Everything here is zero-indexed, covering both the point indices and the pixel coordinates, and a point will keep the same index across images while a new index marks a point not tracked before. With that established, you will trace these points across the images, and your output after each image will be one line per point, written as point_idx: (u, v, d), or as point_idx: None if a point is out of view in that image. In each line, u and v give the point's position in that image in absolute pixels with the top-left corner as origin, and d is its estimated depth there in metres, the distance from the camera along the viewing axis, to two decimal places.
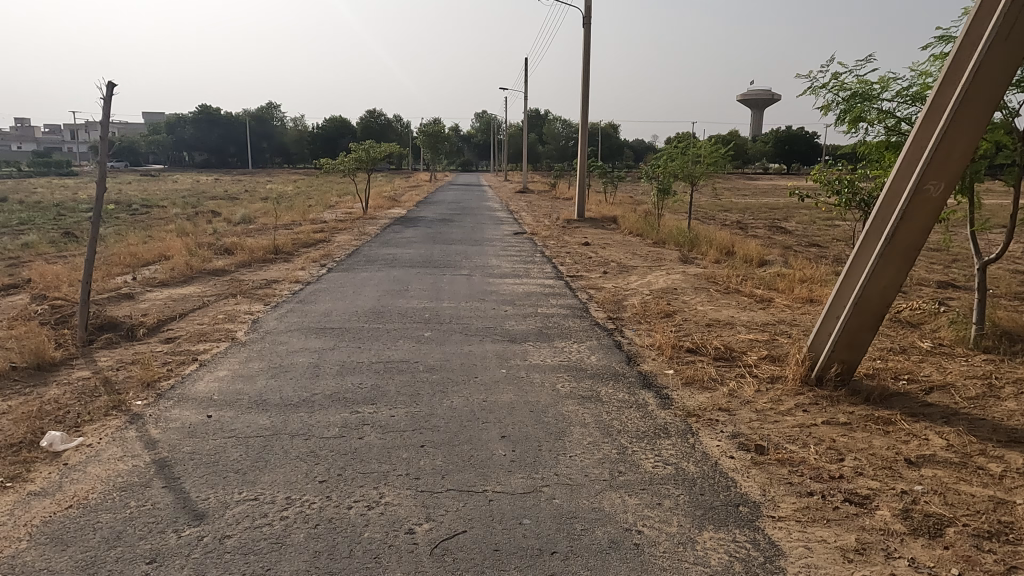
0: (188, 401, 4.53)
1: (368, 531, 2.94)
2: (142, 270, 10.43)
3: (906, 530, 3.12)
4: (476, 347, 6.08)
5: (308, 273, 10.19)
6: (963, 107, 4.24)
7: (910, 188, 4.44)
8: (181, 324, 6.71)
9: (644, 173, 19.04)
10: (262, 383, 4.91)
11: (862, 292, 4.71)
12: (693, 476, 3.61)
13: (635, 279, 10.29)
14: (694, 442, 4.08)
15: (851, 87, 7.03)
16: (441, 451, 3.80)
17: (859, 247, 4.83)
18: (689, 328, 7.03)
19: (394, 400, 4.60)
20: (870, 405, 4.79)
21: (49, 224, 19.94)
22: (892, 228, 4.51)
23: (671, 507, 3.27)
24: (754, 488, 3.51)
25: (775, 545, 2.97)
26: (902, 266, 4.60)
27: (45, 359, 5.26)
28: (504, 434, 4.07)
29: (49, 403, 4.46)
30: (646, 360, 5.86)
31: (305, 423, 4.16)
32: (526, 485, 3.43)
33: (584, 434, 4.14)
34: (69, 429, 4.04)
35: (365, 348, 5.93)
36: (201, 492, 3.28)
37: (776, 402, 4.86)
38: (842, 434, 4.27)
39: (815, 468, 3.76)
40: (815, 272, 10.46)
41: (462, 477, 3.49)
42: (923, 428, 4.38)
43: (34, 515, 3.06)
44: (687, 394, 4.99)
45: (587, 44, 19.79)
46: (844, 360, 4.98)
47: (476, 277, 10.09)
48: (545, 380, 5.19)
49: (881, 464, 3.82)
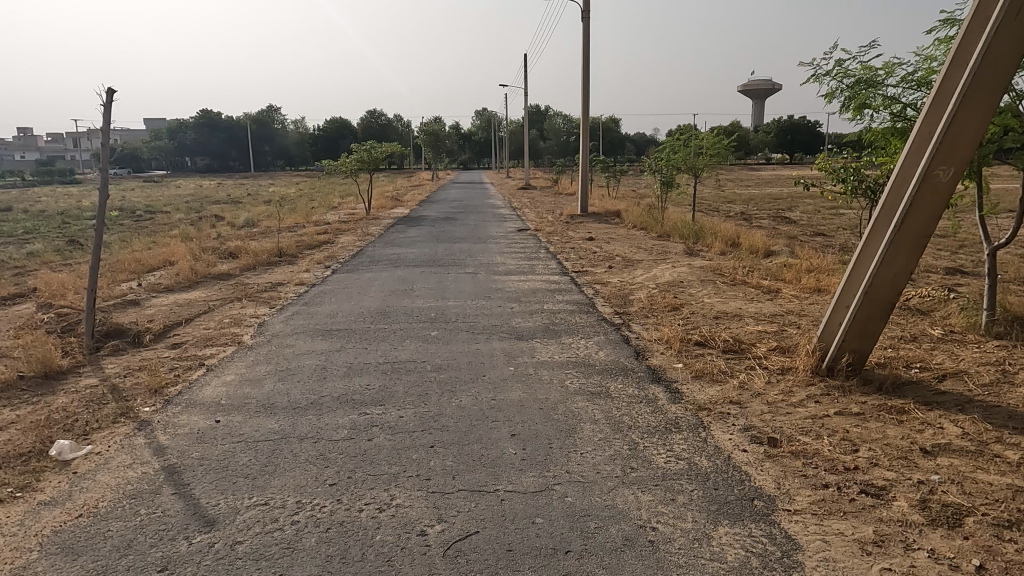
0: (196, 406, 4.52)
1: (379, 535, 2.91)
2: (147, 277, 10.43)
3: (925, 521, 3.07)
4: (483, 346, 6.04)
5: (313, 275, 10.19)
6: (972, 93, 4.16)
7: (919, 173, 4.36)
8: (186, 330, 6.70)
9: (647, 166, 19.01)
10: (270, 386, 4.89)
11: (872, 281, 4.66)
12: (706, 470, 3.58)
13: (641, 273, 10.25)
14: (705, 436, 4.04)
15: (854, 74, 6.93)
16: (450, 451, 3.77)
17: (869, 235, 4.75)
18: (697, 321, 6.97)
19: (402, 401, 4.58)
20: (882, 395, 4.75)
21: (54, 232, 20.03)
22: (902, 216, 4.44)
23: (685, 503, 3.23)
24: (768, 481, 3.47)
25: (792, 539, 2.92)
26: (912, 254, 4.55)
27: (52, 368, 5.24)
28: (514, 433, 4.04)
29: (57, 411, 4.45)
30: (653, 354, 5.81)
31: (314, 425, 4.15)
32: (537, 484, 3.39)
33: (595, 430, 4.11)
34: (77, 437, 4.02)
35: (372, 349, 5.93)
36: (210, 498, 3.25)
37: (787, 393, 4.81)
38: (855, 425, 4.22)
39: (829, 460, 3.72)
40: (823, 261, 10.40)
41: (473, 476, 3.46)
42: (937, 416, 4.33)
43: (44, 525, 3.05)
44: (697, 387, 4.96)
45: (586, 40, 19.79)
46: (855, 350, 4.93)
47: (481, 275, 10.03)
48: (555, 377, 5.14)
49: (896, 454, 3.78)
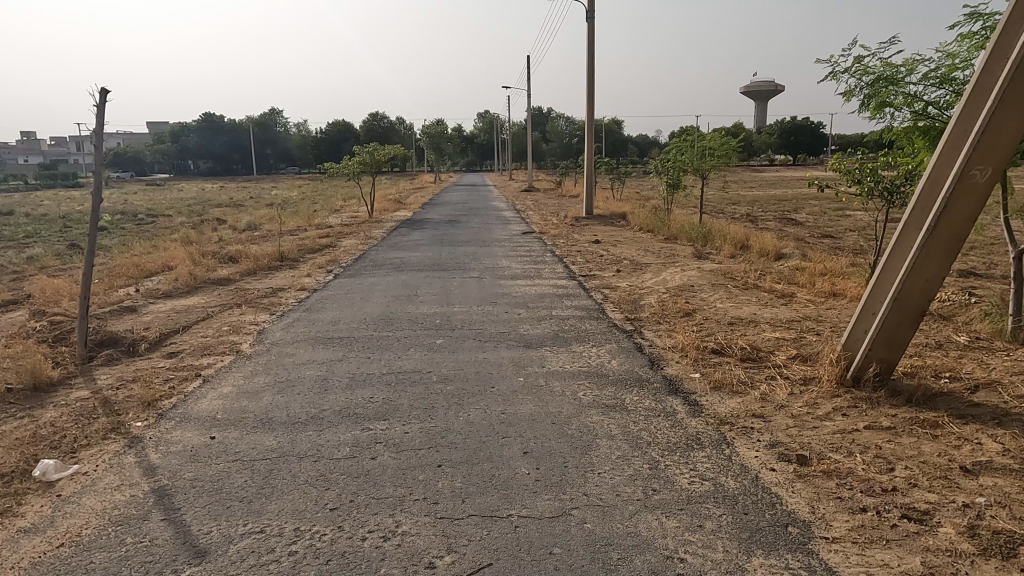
0: (191, 421, 4.29)
1: (385, 567, 2.68)
2: (145, 282, 10.21)
3: (975, 550, 2.83)
4: (491, 355, 5.80)
5: (315, 280, 9.97)
6: (1013, 87, 3.90)
7: (955, 172, 4.11)
8: (184, 338, 6.47)
9: (653, 168, 18.74)
10: (268, 399, 4.66)
11: (901, 287, 4.41)
12: (734, 493, 3.33)
13: (649, 277, 10.01)
14: (730, 453, 3.80)
15: (874, 71, 6.71)
16: (460, 471, 3.53)
17: (898, 238, 4.52)
18: (711, 327, 6.73)
19: (407, 415, 4.34)
20: (913, 407, 4.50)
21: (55, 237, 19.88)
22: (935, 217, 4.19)
23: (714, 530, 2.99)
24: (801, 505, 3.23)
25: (834, 573, 2.68)
26: (944, 259, 4.29)
27: (42, 379, 5.03)
28: (526, 450, 3.81)
29: (44, 427, 4.23)
30: (669, 363, 5.57)
31: (315, 442, 3.91)
32: (553, 508, 3.16)
33: (612, 447, 3.87)
34: (63, 456, 3.80)
35: (374, 358, 5.70)
36: (202, 524, 3.02)
37: (813, 406, 4.56)
38: (888, 441, 3.98)
39: (865, 480, 3.47)
40: (836, 264, 10.15)
41: (484, 500, 3.22)
42: (975, 431, 4.08)
43: (22, 556, 2.82)
44: (717, 400, 4.71)
45: (591, 41, 19.58)
46: (882, 358, 4.69)
47: (487, 280, 9.80)
48: (567, 389, 4.90)
49: (935, 474, 3.53)
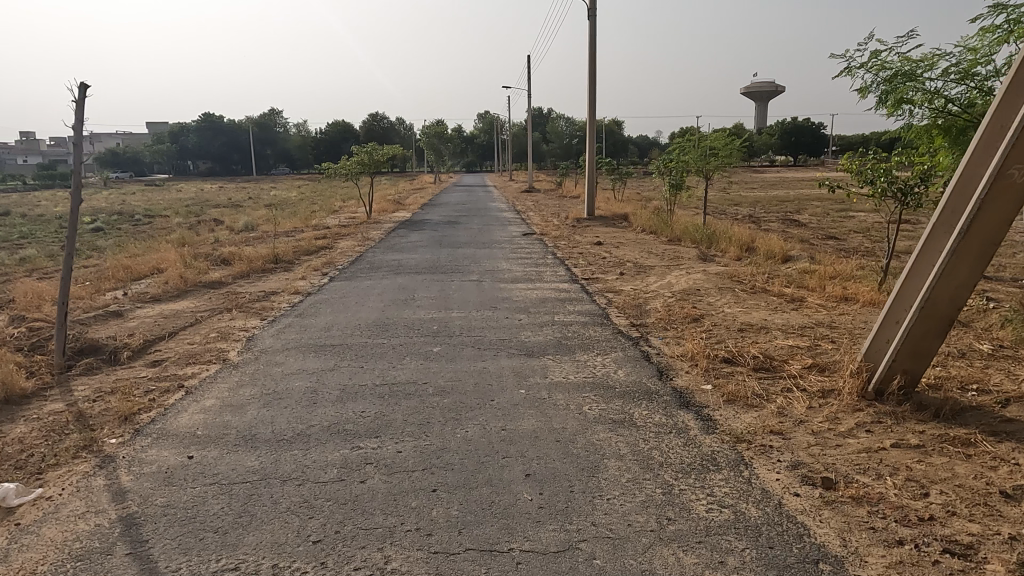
0: (168, 438, 4.00)
1: None
2: (134, 285, 9.91)
3: None
4: (491, 364, 5.50)
5: (310, 283, 9.67)
6: None
7: (991, 172, 3.82)
8: (169, 345, 6.18)
9: (655, 169, 18.43)
10: (253, 414, 4.36)
11: (929, 294, 4.12)
12: (757, 522, 3.04)
13: (653, 280, 9.72)
14: (749, 476, 3.51)
15: (891, 66, 6.43)
16: (456, 497, 3.24)
17: (926, 242, 4.24)
18: (721, 334, 6.44)
19: (400, 432, 4.04)
20: (942, 422, 4.21)
21: (49, 237, 19.59)
22: (968, 219, 3.90)
23: (738, 567, 2.70)
24: (831, 537, 2.93)
25: None
26: (976, 265, 4.00)
27: (14, 391, 4.73)
28: (529, 472, 3.51)
29: (10, 445, 3.93)
30: (678, 373, 5.28)
31: (300, 463, 3.62)
32: (559, 541, 2.87)
33: (621, 468, 3.58)
34: (27, 478, 3.51)
35: (367, 368, 5.40)
36: (170, 560, 2.73)
37: (834, 421, 4.27)
38: (918, 461, 3.69)
39: (899, 508, 3.17)
40: (846, 267, 9.86)
41: (483, 531, 2.93)
42: (1011, 450, 3.79)
43: None
44: (731, 414, 4.41)
45: (593, 40, 19.29)
46: (907, 370, 4.40)
47: (486, 283, 9.51)
48: (571, 402, 4.61)
49: (975, 500, 3.24)
